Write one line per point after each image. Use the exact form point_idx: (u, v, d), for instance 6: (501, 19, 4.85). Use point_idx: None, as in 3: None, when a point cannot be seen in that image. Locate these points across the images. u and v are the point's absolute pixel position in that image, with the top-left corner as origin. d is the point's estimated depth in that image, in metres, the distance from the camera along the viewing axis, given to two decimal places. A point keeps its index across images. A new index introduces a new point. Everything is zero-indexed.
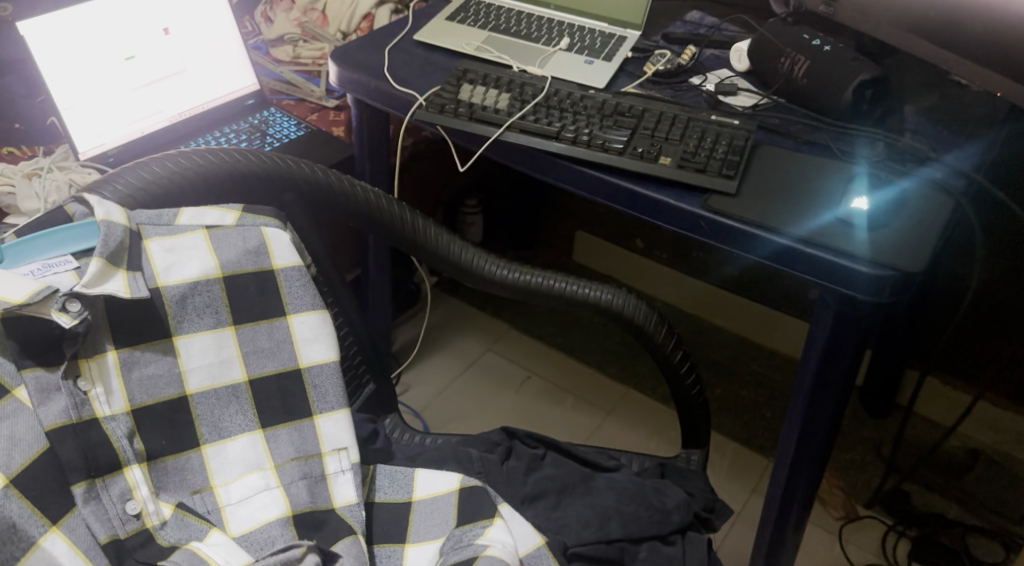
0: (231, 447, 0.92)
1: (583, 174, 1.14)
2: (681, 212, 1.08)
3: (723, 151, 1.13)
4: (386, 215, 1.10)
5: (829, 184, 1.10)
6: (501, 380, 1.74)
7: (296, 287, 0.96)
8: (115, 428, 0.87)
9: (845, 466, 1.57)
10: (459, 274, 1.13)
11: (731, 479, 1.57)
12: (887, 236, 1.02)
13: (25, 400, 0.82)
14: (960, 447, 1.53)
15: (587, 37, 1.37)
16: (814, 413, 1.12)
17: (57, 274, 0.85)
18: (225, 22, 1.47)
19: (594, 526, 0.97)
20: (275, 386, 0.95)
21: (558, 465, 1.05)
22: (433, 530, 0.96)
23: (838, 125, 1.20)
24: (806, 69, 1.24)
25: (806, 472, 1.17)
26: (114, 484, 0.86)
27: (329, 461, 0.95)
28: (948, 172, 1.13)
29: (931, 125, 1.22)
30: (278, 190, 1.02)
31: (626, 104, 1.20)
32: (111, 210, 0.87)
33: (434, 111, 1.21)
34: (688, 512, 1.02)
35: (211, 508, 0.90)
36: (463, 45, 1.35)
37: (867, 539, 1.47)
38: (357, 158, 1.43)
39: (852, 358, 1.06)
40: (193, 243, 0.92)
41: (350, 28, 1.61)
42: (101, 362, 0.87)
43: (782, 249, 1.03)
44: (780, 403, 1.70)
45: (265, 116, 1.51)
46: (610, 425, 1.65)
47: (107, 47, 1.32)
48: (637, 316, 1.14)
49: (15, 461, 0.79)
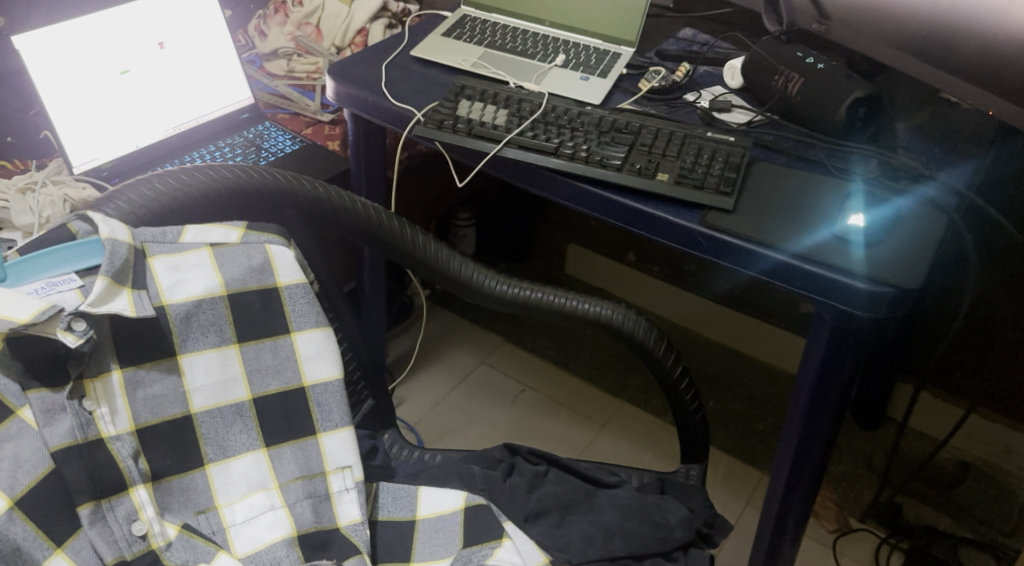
0: (236, 467, 0.93)
1: (582, 191, 1.14)
2: (680, 229, 1.08)
3: (719, 168, 1.13)
4: (384, 229, 1.09)
5: (826, 201, 1.11)
6: (494, 395, 1.74)
7: (301, 304, 0.96)
8: (120, 448, 0.88)
9: (838, 479, 1.59)
10: (458, 289, 1.12)
11: (726, 492, 1.57)
12: (883, 252, 1.03)
13: (29, 420, 0.82)
14: (951, 459, 1.55)
15: (582, 54, 1.38)
16: (811, 429, 1.12)
17: (61, 292, 0.85)
18: (220, 37, 1.47)
19: (597, 544, 0.98)
20: (279, 405, 0.95)
21: (561, 482, 1.06)
22: (438, 550, 0.98)
23: (834, 142, 1.21)
24: (799, 86, 1.24)
25: (801, 488, 1.18)
26: (120, 505, 0.87)
27: (333, 480, 0.97)
28: (944, 190, 1.14)
29: (922, 142, 1.23)
30: (279, 206, 1.01)
31: (623, 121, 1.21)
32: (116, 228, 0.87)
33: (432, 127, 1.21)
34: (690, 529, 1.02)
35: (215, 529, 0.92)
36: (459, 61, 1.36)
37: (860, 552, 1.48)
38: (354, 172, 1.41)
39: (848, 374, 1.06)
40: (197, 260, 0.91)
41: (344, 42, 1.61)
42: (106, 382, 0.88)
43: (780, 265, 1.03)
44: (772, 417, 1.70)
45: (261, 129, 1.50)
46: (603, 440, 1.65)
47: (101, 61, 1.32)
48: (637, 331, 1.13)
49: (19, 482, 0.80)
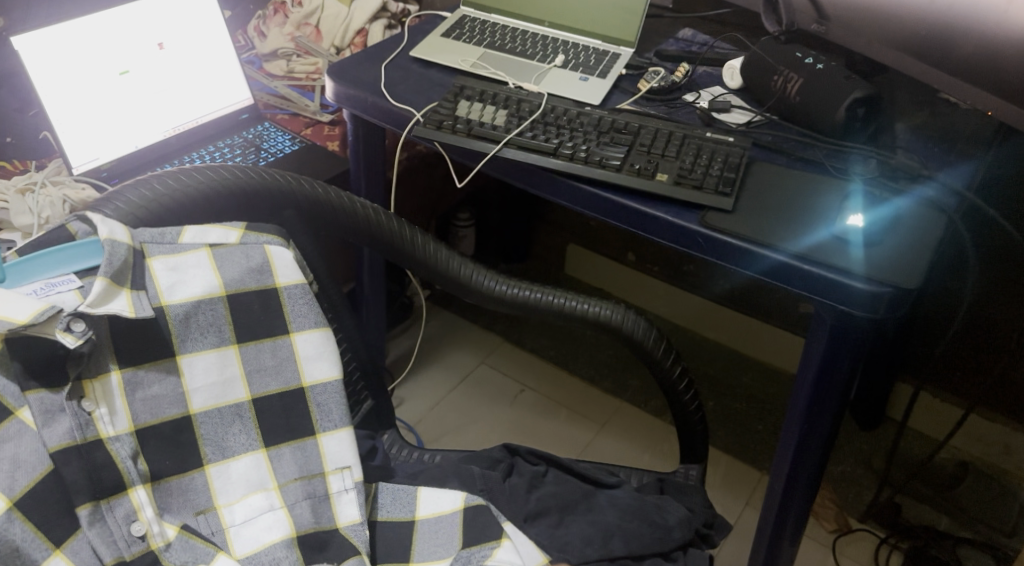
0: (235, 467, 0.93)
1: (581, 191, 1.14)
2: (679, 229, 1.08)
3: (718, 169, 1.13)
4: (383, 230, 1.09)
5: (824, 201, 1.11)
6: (493, 396, 1.73)
7: (300, 305, 0.96)
8: (119, 448, 0.88)
9: (837, 479, 1.59)
10: (458, 289, 1.12)
11: (726, 492, 1.57)
12: (882, 252, 1.03)
13: (28, 421, 0.83)
14: (950, 460, 1.55)
15: (581, 54, 1.38)
16: (811, 429, 1.12)
17: (60, 293, 0.85)
18: (219, 38, 1.47)
19: (596, 544, 0.98)
20: (279, 405, 0.95)
21: (560, 482, 1.06)
22: (438, 550, 0.98)
23: (833, 142, 1.21)
24: (798, 87, 1.24)
25: (801, 489, 1.17)
26: (119, 505, 0.87)
27: (333, 480, 0.97)
28: (943, 190, 1.14)
29: (922, 142, 1.23)
30: (279, 207, 1.01)
31: (622, 121, 1.21)
32: (115, 228, 0.87)
33: (431, 128, 1.21)
34: (689, 529, 1.02)
35: (215, 530, 0.92)
36: (458, 62, 1.36)
37: (860, 552, 1.48)
38: (353, 173, 1.42)
39: (846, 375, 1.06)
40: (196, 261, 0.91)
41: (343, 43, 1.62)
42: (105, 382, 0.87)
43: (779, 265, 1.03)
44: (772, 417, 1.70)
45: (260, 130, 1.50)
46: (602, 440, 1.65)
47: (100, 62, 1.32)
48: (636, 331, 1.13)
49: (18, 483, 0.80)
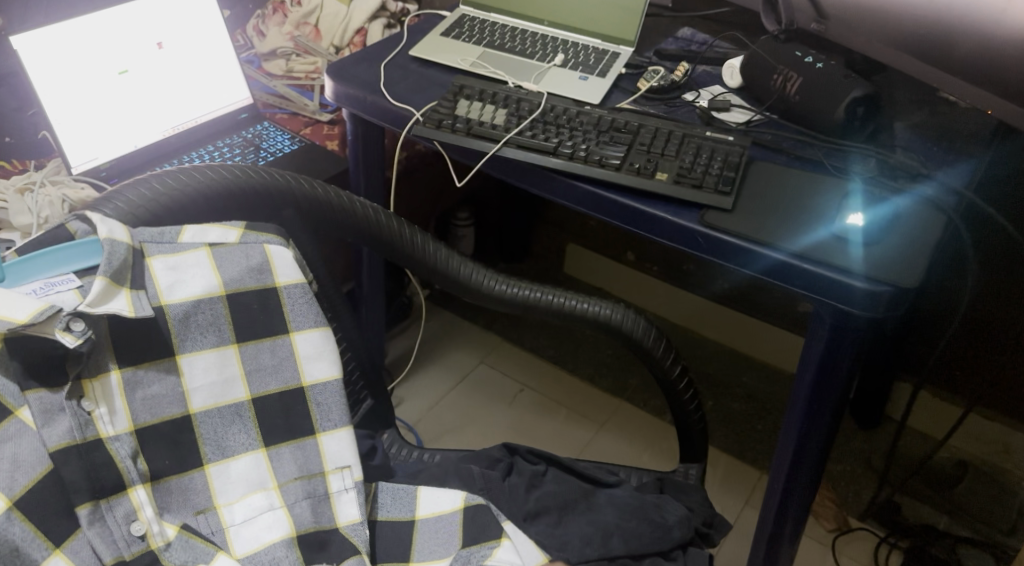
0: (234, 467, 0.93)
1: (581, 190, 1.14)
2: (679, 228, 1.08)
3: (718, 168, 1.13)
4: (383, 230, 1.09)
5: (824, 200, 1.11)
6: (493, 395, 1.73)
7: (300, 304, 0.96)
8: (119, 448, 0.88)
9: (836, 477, 1.59)
10: (458, 289, 1.12)
11: (726, 491, 1.58)
12: (882, 251, 1.03)
13: (27, 420, 0.83)
14: (949, 459, 1.54)
15: (581, 53, 1.37)
16: (810, 429, 1.12)
17: (59, 292, 0.85)
18: (218, 38, 1.47)
19: (595, 543, 0.98)
20: (278, 404, 0.95)
21: (560, 481, 1.06)
22: (438, 549, 0.98)
23: (833, 141, 1.21)
24: (797, 86, 1.24)
25: (800, 488, 1.18)
26: (118, 505, 0.87)
27: (332, 480, 0.97)
28: (942, 189, 1.14)
29: (921, 142, 1.23)
30: (278, 206, 1.01)
31: (622, 120, 1.21)
32: (114, 228, 0.87)
33: (431, 127, 1.21)
34: (689, 528, 1.02)
35: (214, 529, 0.92)
36: (458, 61, 1.36)
37: (860, 551, 1.49)
38: (353, 173, 1.42)
39: (846, 374, 1.06)
40: (195, 260, 0.91)
41: (342, 42, 1.61)
42: (104, 382, 0.87)
43: (778, 264, 1.03)
44: (771, 416, 1.71)
45: (259, 129, 1.50)
46: (602, 440, 1.65)
47: (99, 61, 1.31)
48: (636, 330, 1.13)
49: (17, 483, 0.80)
